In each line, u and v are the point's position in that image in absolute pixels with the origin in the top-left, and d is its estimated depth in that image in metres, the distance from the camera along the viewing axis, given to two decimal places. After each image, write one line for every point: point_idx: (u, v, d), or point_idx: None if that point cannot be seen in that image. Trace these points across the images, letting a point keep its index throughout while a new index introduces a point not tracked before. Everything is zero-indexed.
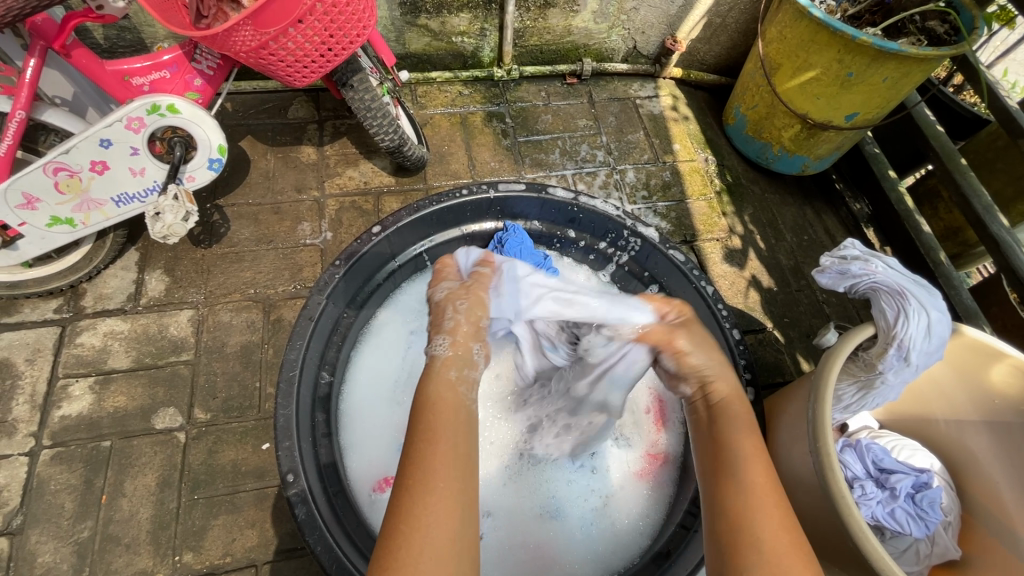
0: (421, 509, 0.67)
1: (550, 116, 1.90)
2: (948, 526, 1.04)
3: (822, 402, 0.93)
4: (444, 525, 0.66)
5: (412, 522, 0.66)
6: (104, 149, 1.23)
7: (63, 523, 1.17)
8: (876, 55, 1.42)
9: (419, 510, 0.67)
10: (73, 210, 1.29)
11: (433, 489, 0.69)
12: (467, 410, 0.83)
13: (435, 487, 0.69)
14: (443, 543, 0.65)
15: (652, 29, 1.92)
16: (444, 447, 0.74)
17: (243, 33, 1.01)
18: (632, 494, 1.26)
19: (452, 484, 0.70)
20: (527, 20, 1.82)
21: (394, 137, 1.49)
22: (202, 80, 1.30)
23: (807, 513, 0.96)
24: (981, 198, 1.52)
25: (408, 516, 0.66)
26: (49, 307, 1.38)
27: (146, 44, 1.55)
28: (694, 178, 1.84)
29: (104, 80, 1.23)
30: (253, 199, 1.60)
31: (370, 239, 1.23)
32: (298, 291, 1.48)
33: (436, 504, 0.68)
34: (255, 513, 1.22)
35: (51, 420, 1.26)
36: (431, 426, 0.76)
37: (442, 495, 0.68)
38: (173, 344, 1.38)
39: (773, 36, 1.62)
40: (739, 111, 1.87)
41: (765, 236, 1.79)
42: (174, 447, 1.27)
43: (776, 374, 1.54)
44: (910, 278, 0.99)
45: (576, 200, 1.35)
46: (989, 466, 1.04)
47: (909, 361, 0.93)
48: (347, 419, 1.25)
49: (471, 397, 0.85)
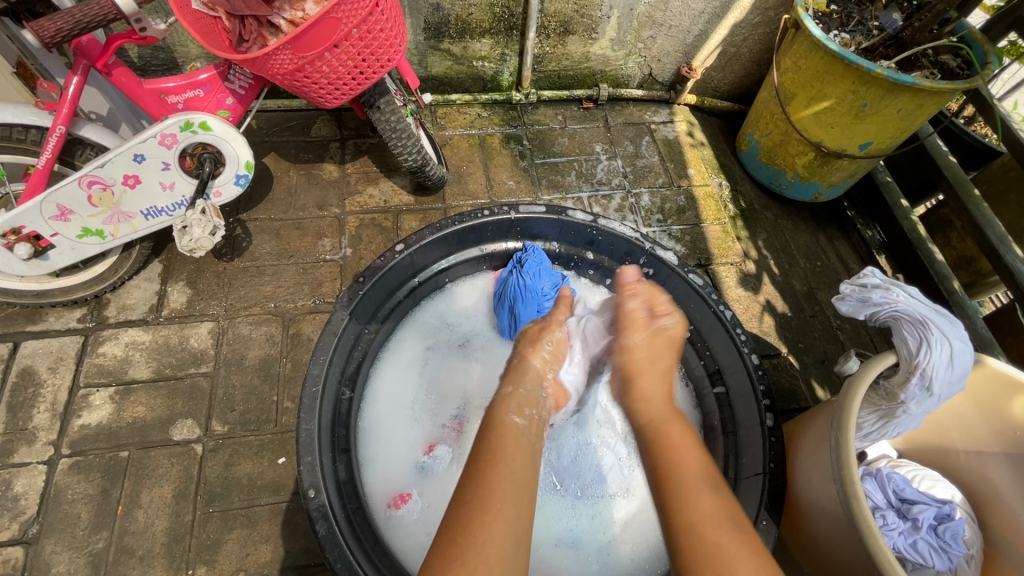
0: (479, 526, 0.70)
1: (566, 140, 1.93)
2: (971, 559, 1.02)
3: (844, 429, 0.93)
4: (499, 542, 0.69)
5: (470, 537, 0.69)
6: (138, 163, 1.26)
7: (79, 534, 1.17)
8: (890, 87, 1.45)
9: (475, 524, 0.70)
10: (104, 221, 1.32)
11: (491, 509, 0.72)
12: (494, 431, 0.85)
13: (494, 505, 0.72)
14: (498, 561, 0.68)
15: (668, 57, 1.96)
16: (503, 469, 0.78)
17: (282, 56, 1.04)
18: (650, 519, 1.25)
19: (497, 509, 0.75)
20: (547, 46, 1.87)
21: (417, 157, 1.52)
22: (234, 99, 1.34)
23: (834, 544, 0.95)
24: (995, 228, 1.52)
25: (466, 530, 0.70)
26: (73, 316, 1.40)
27: (179, 63, 1.60)
28: (708, 204, 1.86)
29: (141, 97, 1.26)
30: (275, 214, 1.63)
31: (393, 257, 1.25)
32: (317, 306, 1.50)
33: (493, 524, 0.71)
34: (270, 527, 1.22)
35: (71, 429, 1.27)
36: (493, 450, 0.81)
37: (499, 518, 0.71)
38: (193, 356, 1.39)
39: (788, 67, 1.66)
40: (753, 138, 1.90)
41: (779, 261, 1.80)
42: (191, 459, 1.27)
43: (791, 401, 1.53)
44: (932, 307, 0.99)
45: (595, 223, 1.37)
46: (1013, 498, 1.03)
47: (932, 391, 0.93)
48: (366, 436, 1.25)
49: (528, 427, 0.88)
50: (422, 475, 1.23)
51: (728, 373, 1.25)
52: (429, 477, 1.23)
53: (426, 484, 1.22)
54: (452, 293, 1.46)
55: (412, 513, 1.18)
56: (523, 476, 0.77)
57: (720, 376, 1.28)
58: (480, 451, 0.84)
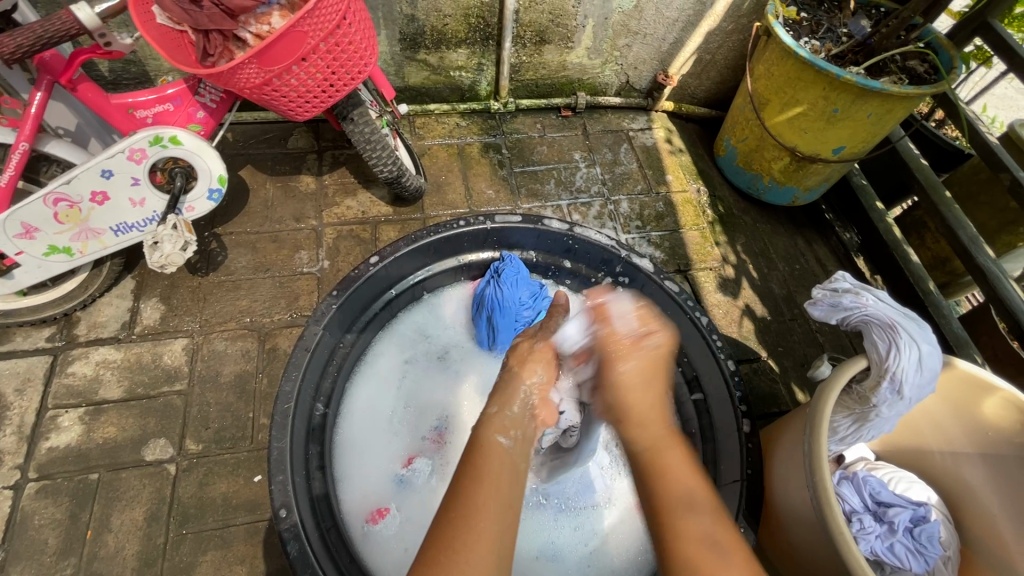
0: (461, 544, 0.69)
1: (545, 148, 1.94)
2: (947, 560, 1.03)
3: (817, 434, 0.93)
4: (482, 560, 0.69)
5: (452, 552, 0.68)
6: (105, 179, 1.24)
7: (46, 560, 1.14)
8: (860, 93, 1.47)
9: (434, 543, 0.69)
10: (71, 238, 1.29)
11: (475, 528, 0.71)
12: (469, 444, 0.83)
13: (477, 522, 0.71)
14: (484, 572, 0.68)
15: (644, 65, 1.98)
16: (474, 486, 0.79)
17: (248, 70, 1.04)
18: (631, 529, 1.24)
19: None
20: (524, 56, 1.88)
21: (393, 168, 1.52)
22: (205, 113, 1.33)
23: (809, 549, 0.95)
24: (966, 229, 1.55)
25: (451, 550, 0.69)
26: (41, 335, 1.37)
27: (151, 77, 1.58)
28: (687, 209, 1.88)
29: (108, 113, 1.25)
30: (251, 227, 1.61)
31: (368, 269, 1.23)
32: (294, 320, 1.48)
33: (478, 543, 0.70)
34: (245, 548, 1.20)
35: (38, 451, 1.24)
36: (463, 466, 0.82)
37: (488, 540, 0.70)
38: (166, 374, 1.36)
39: (761, 73, 1.68)
40: (729, 144, 1.92)
41: (758, 265, 1.81)
42: (164, 480, 1.24)
43: (772, 405, 1.54)
44: (901, 311, 1.00)
45: (571, 231, 1.37)
46: (986, 498, 1.04)
47: (902, 395, 0.94)
48: (342, 451, 1.23)
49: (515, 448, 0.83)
50: (401, 489, 1.22)
51: (705, 380, 1.24)
52: (408, 491, 1.22)
53: (404, 498, 1.21)
54: (431, 304, 1.45)
55: (390, 528, 1.16)
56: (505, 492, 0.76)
57: (697, 383, 1.26)
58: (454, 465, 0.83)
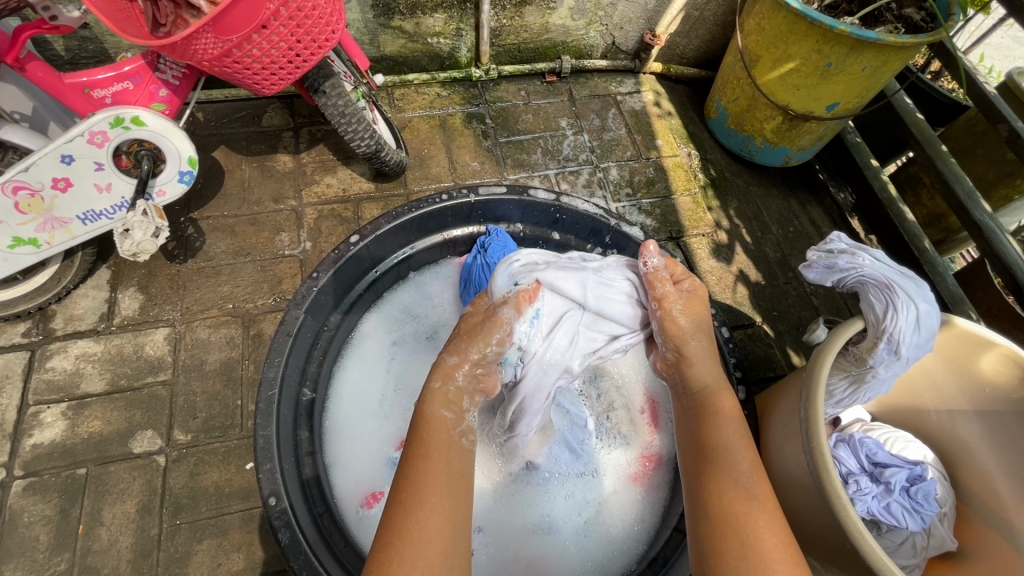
0: (411, 521, 0.73)
1: (530, 116, 1.87)
2: (944, 517, 1.03)
3: (813, 399, 0.92)
4: None
5: None
6: (66, 165, 1.18)
7: (39, 557, 1.13)
8: (854, 44, 1.41)
9: None
10: (37, 229, 1.24)
11: (425, 503, 0.75)
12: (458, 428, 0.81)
13: None
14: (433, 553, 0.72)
15: (630, 24, 1.89)
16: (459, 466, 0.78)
17: (204, 40, 0.97)
18: (625, 499, 1.24)
19: None
20: (503, 19, 1.79)
21: (371, 142, 1.45)
22: (167, 90, 1.26)
23: (805, 513, 0.94)
24: (963, 183, 1.51)
25: (400, 529, 0.72)
26: (17, 331, 1.33)
27: (110, 54, 1.49)
28: (678, 174, 1.83)
29: (63, 93, 1.18)
30: (228, 211, 1.55)
31: (349, 249, 1.19)
32: (278, 304, 1.44)
33: (428, 518, 0.74)
34: (242, 535, 1.19)
35: (22, 449, 1.21)
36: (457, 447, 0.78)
37: None
38: (149, 365, 1.33)
39: (751, 28, 1.61)
40: (720, 105, 1.86)
41: (751, 229, 1.78)
42: (154, 472, 1.22)
43: (767, 369, 1.53)
44: (897, 270, 0.98)
45: (557, 202, 1.33)
46: (981, 454, 1.04)
47: (899, 354, 0.92)
48: (332, 434, 1.21)
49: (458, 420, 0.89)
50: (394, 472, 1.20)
51: None
52: None
53: None
54: (417, 283, 1.41)
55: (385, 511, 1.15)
56: (455, 466, 0.82)
57: None
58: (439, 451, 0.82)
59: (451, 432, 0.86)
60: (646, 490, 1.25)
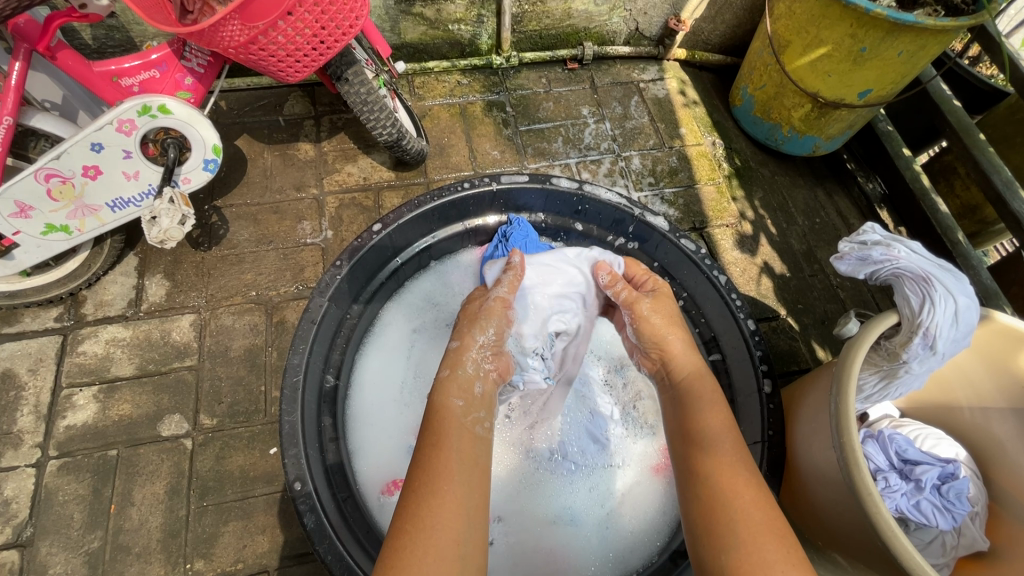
0: (426, 513, 0.74)
1: (551, 104, 1.85)
2: (975, 516, 1.00)
3: (844, 394, 0.89)
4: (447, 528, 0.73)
5: (418, 522, 0.73)
6: (96, 153, 1.19)
7: (73, 534, 1.16)
8: (891, 28, 1.35)
9: (426, 513, 0.74)
10: (68, 216, 1.26)
11: (439, 493, 0.76)
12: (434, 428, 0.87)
13: (442, 491, 0.77)
14: (448, 542, 0.72)
15: (655, 10, 1.85)
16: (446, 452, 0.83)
17: (231, 27, 0.97)
18: (646, 490, 1.23)
19: (457, 488, 0.78)
20: (526, 5, 1.76)
21: (392, 130, 1.44)
22: (193, 78, 1.26)
23: (833, 507, 0.93)
24: (1001, 173, 1.45)
25: (415, 519, 0.73)
26: (49, 315, 1.36)
27: (136, 43, 1.51)
28: (702, 163, 1.79)
29: (92, 82, 1.20)
30: (251, 199, 1.57)
31: (371, 237, 1.19)
32: (300, 292, 1.46)
33: (441, 508, 0.75)
34: (266, 518, 1.21)
35: (56, 430, 1.25)
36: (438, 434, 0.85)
37: (446, 499, 0.76)
38: (176, 350, 1.36)
39: (781, 12, 1.56)
40: (746, 92, 1.82)
41: (777, 220, 1.74)
42: (181, 454, 1.25)
43: (791, 363, 1.50)
44: (934, 262, 0.95)
45: (581, 190, 1.31)
46: (1016, 452, 1.01)
47: (935, 349, 0.89)
48: (355, 420, 1.23)
49: (468, 407, 0.92)
50: None
51: (724, 340, 1.21)
52: None
53: None
54: (438, 271, 1.41)
55: None
56: (468, 452, 0.84)
57: (716, 344, 1.24)
58: (429, 433, 0.86)
59: (459, 420, 0.89)
60: (667, 482, 1.24)
